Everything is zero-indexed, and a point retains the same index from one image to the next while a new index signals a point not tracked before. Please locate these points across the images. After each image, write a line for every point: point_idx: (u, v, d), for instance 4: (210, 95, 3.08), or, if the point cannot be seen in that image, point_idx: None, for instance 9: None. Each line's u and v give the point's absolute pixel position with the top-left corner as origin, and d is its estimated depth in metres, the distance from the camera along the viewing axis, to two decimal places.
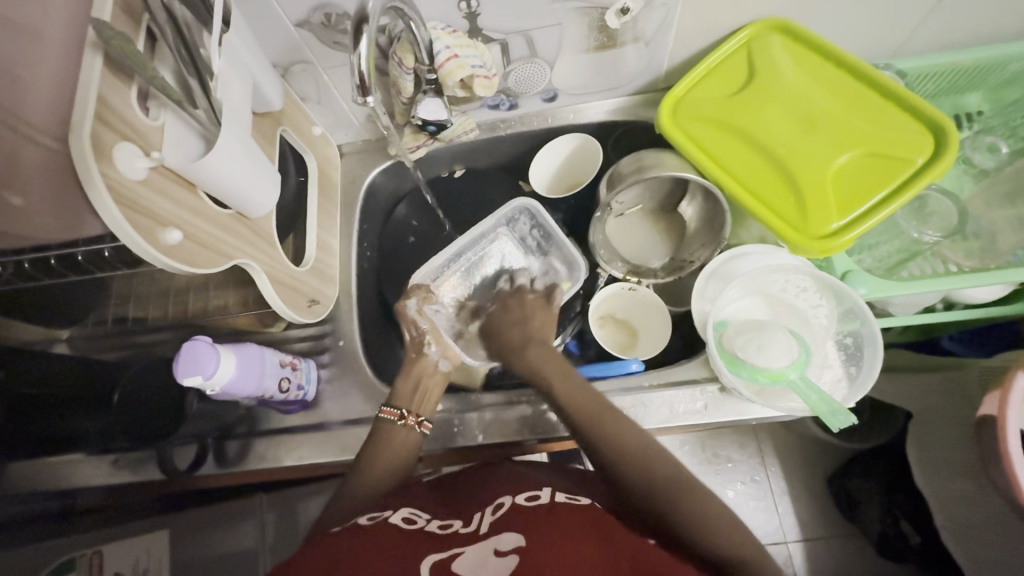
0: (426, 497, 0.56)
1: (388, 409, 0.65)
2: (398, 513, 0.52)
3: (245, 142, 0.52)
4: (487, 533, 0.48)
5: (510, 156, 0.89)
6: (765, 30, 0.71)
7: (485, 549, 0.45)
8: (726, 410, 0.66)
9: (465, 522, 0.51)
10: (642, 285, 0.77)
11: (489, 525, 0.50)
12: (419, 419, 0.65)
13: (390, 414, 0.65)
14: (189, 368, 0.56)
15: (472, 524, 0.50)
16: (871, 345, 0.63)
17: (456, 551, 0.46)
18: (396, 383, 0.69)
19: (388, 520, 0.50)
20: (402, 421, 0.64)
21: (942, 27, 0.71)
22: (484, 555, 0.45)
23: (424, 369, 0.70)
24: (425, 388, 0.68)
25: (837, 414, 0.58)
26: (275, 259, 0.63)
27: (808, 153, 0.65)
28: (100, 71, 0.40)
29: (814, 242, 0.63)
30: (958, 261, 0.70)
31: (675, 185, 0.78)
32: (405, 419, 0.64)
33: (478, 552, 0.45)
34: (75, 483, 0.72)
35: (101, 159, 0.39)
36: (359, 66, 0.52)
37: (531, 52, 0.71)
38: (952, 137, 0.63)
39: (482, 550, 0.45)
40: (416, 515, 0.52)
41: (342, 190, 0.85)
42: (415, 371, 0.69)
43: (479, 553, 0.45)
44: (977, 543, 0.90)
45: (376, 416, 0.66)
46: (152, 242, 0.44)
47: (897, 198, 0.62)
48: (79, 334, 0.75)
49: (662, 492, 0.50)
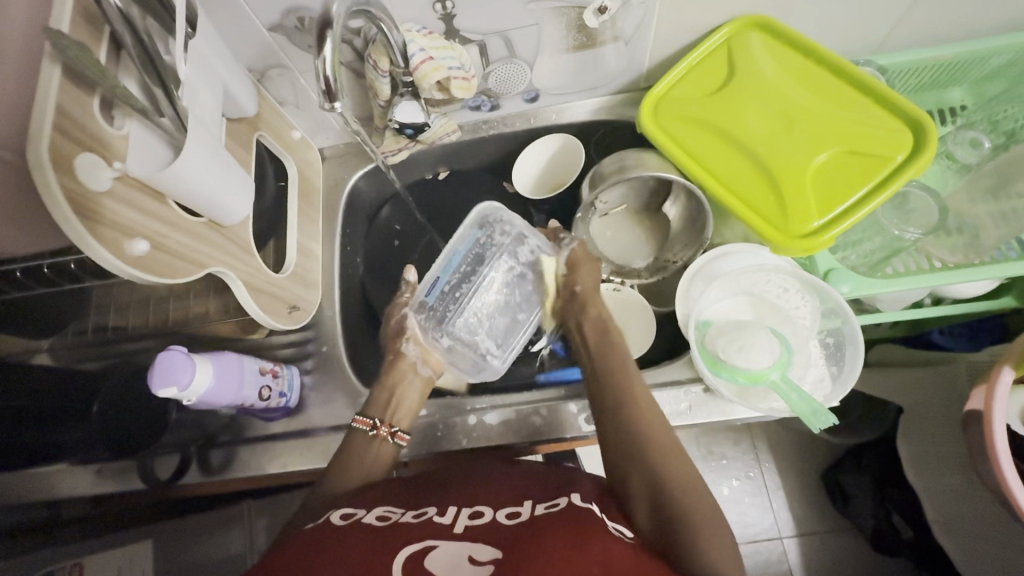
0: (407, 495, 0.57)
1: (361, 418, 0.65)
2: (374, 514, 0.52)
3: (216, 150, 0.51)
4: (465, 534, 0.49)
5: (493, 157, 0.89)
6: (744, 28, 0.70)
7: (462, 552, 0.47)
8: (710, 410, 0.66)
9: (440, 511, 0.52)
10: (625, 285, 0.78)
11: (464, 524, 0.51)
12: (393, 430, 0.65)
13: (363, 423, 0.64)
14: (164, 379, 0.55)
15: (447, 518, 0.51)
16: (853, 344, 0.63)
17: (429, 545, 0.47)
18: (373, 393, 0.69)
19: (364, 520, 0.51)
20: (374, 432, 0.64)
21: (922, 23, 0.71)
22: (459, 558, 0.46)
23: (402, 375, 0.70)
24: (399, 397, 0.68)
25: (817, 414, 0.57)
26: (252, 266, 0.62)
27: (788, 150, 0.65)
28: (58, 82, 0.39)
29: (795, 241, 0.62)
30: (942, 258, 0.70)
31: (658, 185, 0.78)
32: (376, 431, 0.64)
33: (456, 552, 0.47)
34: (59, 493, 0.71)
35: (61, 170, 0.39)
36: (324, 71, 0.51)
37: (509, 52, 0.71)
38: (930, 133, 0.63)
39: (457, 550, 0.47)
40: (391, 513, 0.53)
41: (325, 195, 0.85)
42: (392, 379, 0.69)
43: (455, 554, 0.46)
44: (968, 536, 0.90)
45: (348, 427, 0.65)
46: (118, 253, 0.43)
47: (878, 195, 0.61)
48: (60, 343, 0.74)
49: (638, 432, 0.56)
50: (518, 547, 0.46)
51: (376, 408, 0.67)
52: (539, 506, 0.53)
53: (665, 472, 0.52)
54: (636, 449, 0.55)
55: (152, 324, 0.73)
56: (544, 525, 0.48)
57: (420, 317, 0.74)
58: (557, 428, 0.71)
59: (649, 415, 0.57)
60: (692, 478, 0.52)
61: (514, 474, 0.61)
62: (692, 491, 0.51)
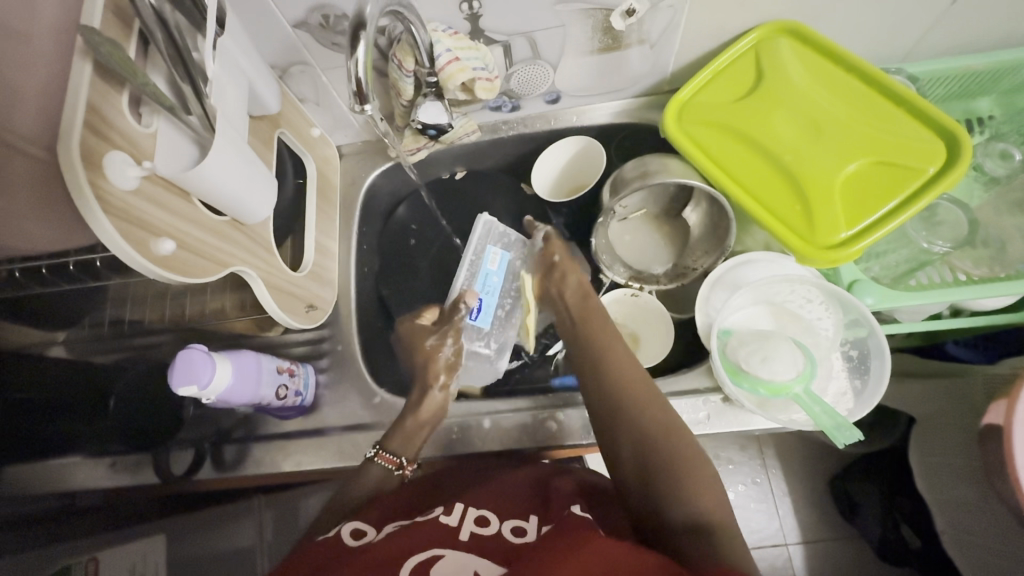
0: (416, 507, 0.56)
1: (386, 456, 0.62)
2: (385, 530, 0.51)
3: (240, 150, 0.51)
4: (471, 544, 0.49)
5: (511, 158, 0.88)
6: (773, 33, 0.69)
7: (468, 566, 0.46)
8: (729, 420, 0.66)
9: (446, 511, 0.53)
10: (644, 292, 0.77)
11: (469, 529, 0.51)
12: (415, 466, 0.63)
13: (388, 461, 0.61)
14: (184, 377, 0.55)
15: (453, 518, 0.52)
16: (878, 358, 0.62)
17: (437, 553, 0.47)
18: (399, 423, 0.65)
19: (375, 538, 0.50)
20: (399, 471, 0.62)
21: (954, 31, 0.70)
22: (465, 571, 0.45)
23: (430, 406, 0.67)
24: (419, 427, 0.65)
25: (841, 429, 0.57)
26: (272, 264, 0.62)
27: (817, 160, 0.64)
28: (89, 79, 0.39)
29: (821, 253, 0.61)
30: (966, 270, 0.68)
31: (679, 191, 0.77)
32: (402, 470, 0.62)
33: (463, 563, 0.46)
34: (75, 484, 0.71)
35: (90, 168, 0.38)
36: (356, 72, 0.51)
37: (534, 54, 0.70)
38: (963, 146, 0.62)
39: (464, 563, 0.46)
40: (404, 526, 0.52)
41: (342, 192, 0.84)
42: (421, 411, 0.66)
43: (463, 564, 0.46)
44: (977, 550, 0.89)
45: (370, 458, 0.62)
46: (143, 253, 0.43)
47: (907, 208, 0.61)
48: (75, 337, 0.72)
49: (609, 399, 0.56)
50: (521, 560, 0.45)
51: (396, 439, 0.64)
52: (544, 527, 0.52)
53: (644, 430, 0.53)
54: (616, 414, 0.55)
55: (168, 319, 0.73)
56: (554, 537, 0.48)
57: (473, 345, 0.76)
58: (572, 433, 0.70)
59: (624, 374, 0.58)
60: (675, 433, 0.52)
61: (529, 485, 0.60)
62: (679, 451, 0.51)
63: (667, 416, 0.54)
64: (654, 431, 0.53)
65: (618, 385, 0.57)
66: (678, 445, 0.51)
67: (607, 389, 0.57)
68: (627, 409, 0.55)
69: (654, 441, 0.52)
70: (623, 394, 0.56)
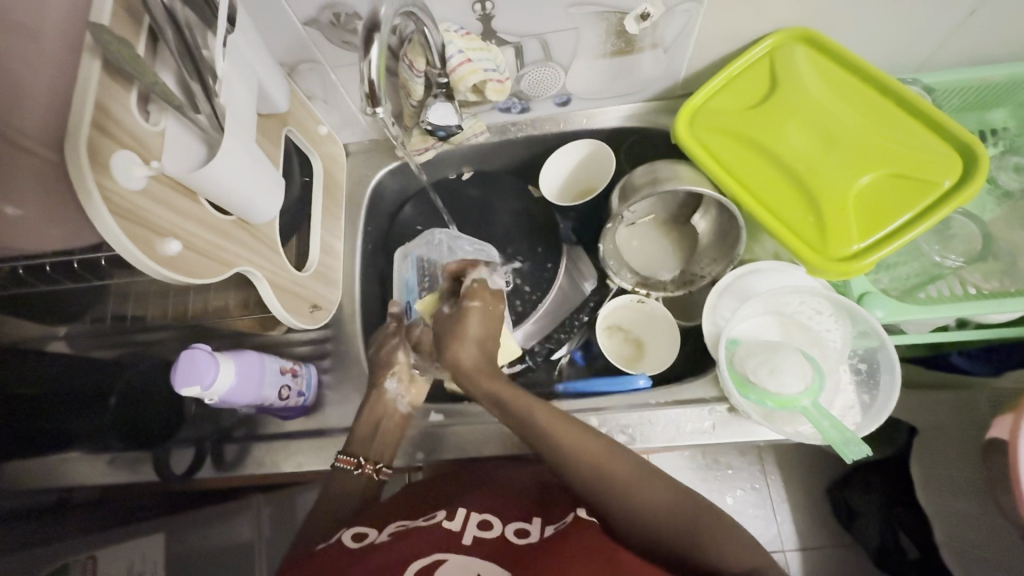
0: (417, 510, 0.58)
1: (344, 458, 0.66)
2: (386, 532, 0.53)
3: (249, 149, 0.50)
4: (475, 549, 0.49)
5: (518, 160, 0.87)
6: (789, 40, 0.68)
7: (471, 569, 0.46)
8: (734, 430, 0.65)
9: (448, 516, 0.53)
10: (650, 298, 0.76)
11: (472, 534, 0.51)
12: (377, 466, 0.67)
13: (348, 462, 0.66)
14: (187, 378, 0.54)
15: (456, 522, 0.52)
16: (888, 373, 0.62)
17: (440, 559, 0.47)
18: (355, 425, 0.68)
19: (377, 539, 0.51)
20: (359, 470, 0.66)
21: (972, 42, 0.69)
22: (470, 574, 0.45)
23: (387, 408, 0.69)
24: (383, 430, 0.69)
25: (850, 444, 0.56)
26: (277, 265, 0.61)
27: (830, 170, 0.63)
28: (98, 76, 0.38)
29: (833, 264, 0.61)
30: (977, 284, 0.67)
31: (688, 197, 0.77)
32: (363, 468, 0.66)
33: (466, 566, 0.46)
34: (72, 480, 0.72)
35: (97, 168, 0.37)
36: (368, 73, 0.50)
37: (545, 56, 0.69)
38: (980, 160, 0.61)
39: (469, 567, 0.46)
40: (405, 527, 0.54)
41: (348, 191, 0.83)
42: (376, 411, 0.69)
43: (466, 566, 0.46)
44: (976, 562, 0.89)
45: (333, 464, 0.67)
46: (149, 254, 0.42)
47: (922, 221, 0.60)
48: (78, 332, 0.71)
49: (585, 489, 0.51)
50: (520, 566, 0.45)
51: (360, 441, 0.67)
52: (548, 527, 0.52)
53: (631, 517, 0.49)
54: (605, 493, 0.50)
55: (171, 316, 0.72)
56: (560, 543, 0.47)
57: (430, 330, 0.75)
58: None
59: (595, 455, 0.52)
60: (675, 494, 0.50)
61: (530, 486, 0.60)
62: (695, 526, 0.47)
63: (655, 483, 0.50)
64: (648, 506, 0.49)
65: (578, 458, 0.52)
66: (695, 514, 0.48)
67: (575, 475, 0.52)
68: (610, 487, 0.50)
69: (663, 523, 0.48)
70: (603, 472, 0.51)
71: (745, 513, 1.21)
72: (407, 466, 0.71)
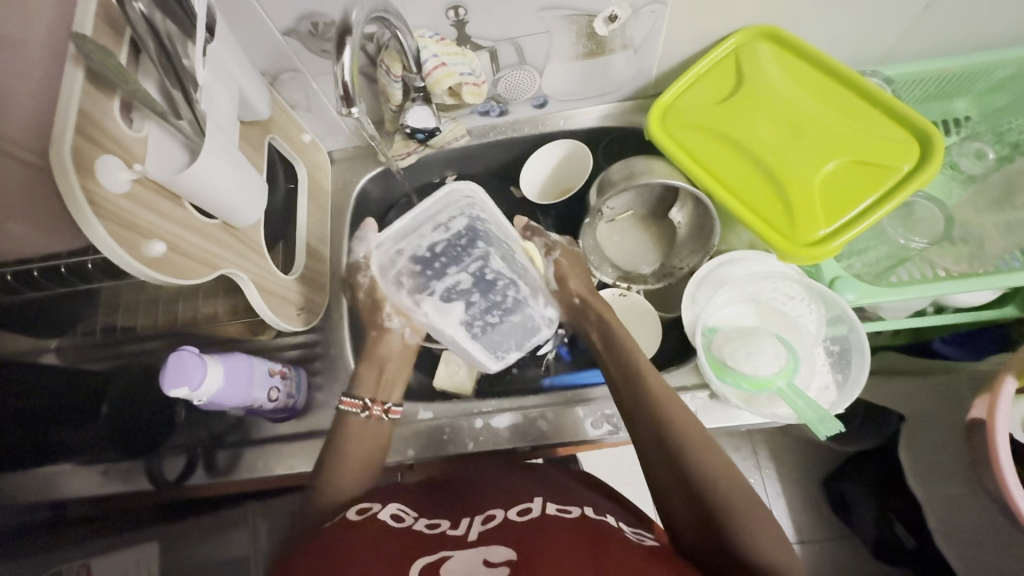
0: (421, 501, 0.57)
1: (349, 399, 0.64)
2: (388, 509, 0.53)
3: (231, 154, 0.52)
4: (478, 541, 0.49)
5: (500, 162, 0.89)
6: (754, 37, 0.71)
7: (477, 556, 0.46)
8: (717, 417, 0.67)
9: (453, 524, 0.52)
10: (632, 291, 0.78)
11: (477, 531, 0.50)
12: (385, 407, 0.65)
13: (353, 404, 0.64)
14: (175, 379, 0.55)
15: (461, 529, 0.51)
16: (859, 353, 0.64)
17: (444, 556, 0.47)
18: (360, 369, 0.69)
19: (378, 516, 0.52)
20: (365, 412, 0.64)
21: (928, 35, 0.72)
22: (475, 562, 0.46)
23: (389, 347, 0.69)
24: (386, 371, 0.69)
25: (824, 421, 0.58)
26: (263, 268, 0.63)
27: (796, 159, 0.66)
28: (81, 84, 0.40)
29: (802, 249, 0.63)
30: (946, 267, 0.70)
31: (664, 192, 0.79)
32: (369, 411, 0.64)
33: (469, 558, 0.46)
34: (67, 494, 0.70)
35: (82, 172, 0.39)
36: (342, 76, 0.52)
37: (520, 59, 0.71)
38: (938, 144, 0.64)
39: (472, 557, 0.46)
40: (405, 514, 0.54)
41: (333, 197, 0.85)
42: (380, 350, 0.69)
43: (469, 559, 0.46)
44: (970, 545, 0.90)
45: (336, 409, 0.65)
46: (134, 255, 0.43)
47: (884, 205, 0.62)
48: (68, 344, 0.73)
49: (673, 435, 0.54)
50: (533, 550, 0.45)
51: (365, 385, 0.67)
52: (550, 506, 0.53)
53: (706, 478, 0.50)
54: (674, 453, 0.52)
55: (160, 325, 0.72)
56: (560, 530, 0.48)
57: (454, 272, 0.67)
58: (563, 431, 0.71)
59: (680, 418, 0.55)
60: (728, 467, 0.51)
61: (527, 477, 0.61)
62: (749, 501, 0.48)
63: (704, 436, 0.53)
64: (711, 489, 0.49)
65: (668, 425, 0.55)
66: (749, 494, 0.49)
67: (662, 431, 0.54)
68: (690, 450, 0.52)
69: (722, 484, 0.49)
70: (681, 431, 0.54)
71: None
72: (398, 463, 0.72)
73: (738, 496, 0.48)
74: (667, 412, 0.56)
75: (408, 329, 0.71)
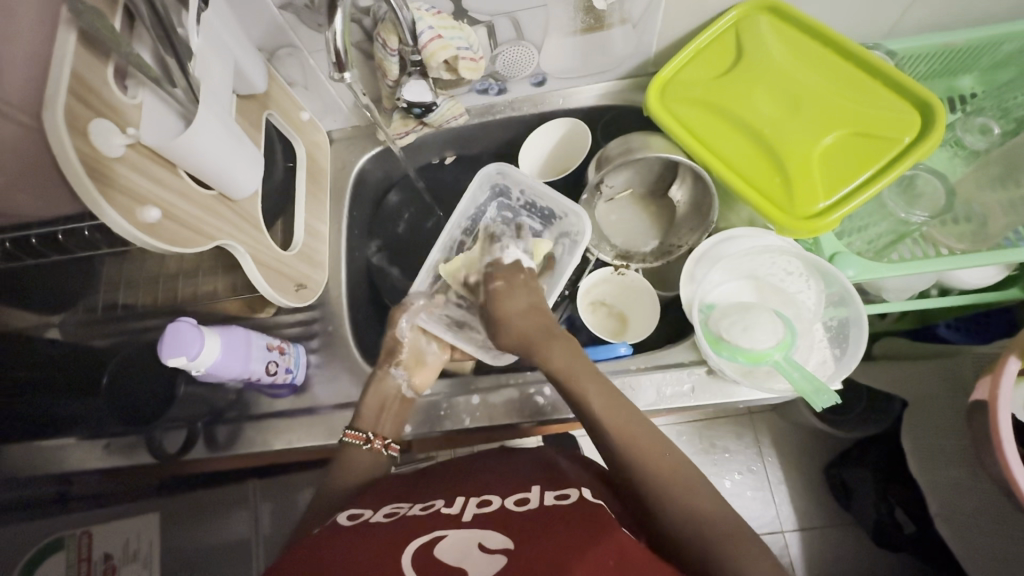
0: (415, 495, 0.56)
1: (352, 433, 0.65)
2: (381, 512, 0.52)
3: (226, 125, 0.52)
4: (472, 522, 0.49)
5: (499, 142, 0.89)
6: (754, 10, 0.70)
7: (471, 539, 0.46)
8: (713, 393, 0.66)
9: (447, 503, 0.52)
10: (630, 270, 0.77)
11: (472, 512, 0.50)
12: (385, 441, 0.66)
13: (355, 438, 0.65)
14: (173, 348, 0.56)
15: (455, 508, 0.51)
16: (857, 327, 0.63)
17: (439, 535, 0.47)
18: (361, 402, 0.68)
19: (371, 519, 0.51)
20: (368, 445, 0.65)
21: (933, 9, 0.71)
22: (469, 545, 0.45)
23: (388, 390, 0.69)
24: (387, 409, 0.68)
25: (820, 393, 0.58)
26: (260, 242, 0.63)
27: (795, 132, 0.65)
28: (74, 47, 0.40)
29: (800, 223, 0.62)
30: (949, 245, 0.70)
31: (664, 170, 0.78)
32: (371, 444, 0.65)
33: (465, 539, 0.46)
34: (70, 467, 0.71)
35: (75, 134, 0.39)
36: (335, 43, 0.52)
37: (517, 34, 0.71)
38: (939, 114, 0.63)
39: (466, 538, 0.46)
40: (400, 508, 0.53)
41: (332, 177, 0.85)
42: (379, 391, 0.69)
43: (466, 539, 0.46)
44: (971, 530, 0.88)
45: (340, 439, 0.66)
46: (129, 220, 0.44)
47: (882, 178, 0.62)
48: (71, 319, 0.72)
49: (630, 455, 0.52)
50: (530, 538, 0.45)
51: (367, 418, 0.67)
52: (547, 493, 0.52)
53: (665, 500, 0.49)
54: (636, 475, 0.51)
55: (160, 301, 0.73)
56: (558, 515, 0.47)
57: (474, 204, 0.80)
58: (560, 407, 0.71)
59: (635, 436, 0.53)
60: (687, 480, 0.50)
61: (527, 464, 0.60)
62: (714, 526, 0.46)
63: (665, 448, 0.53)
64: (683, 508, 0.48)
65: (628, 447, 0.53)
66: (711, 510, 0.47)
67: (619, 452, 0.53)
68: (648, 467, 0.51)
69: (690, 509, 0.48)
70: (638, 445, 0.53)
71: (744, 496, 1.21)
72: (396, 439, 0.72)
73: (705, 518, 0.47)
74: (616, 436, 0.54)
75: (407, 384, 0.70)
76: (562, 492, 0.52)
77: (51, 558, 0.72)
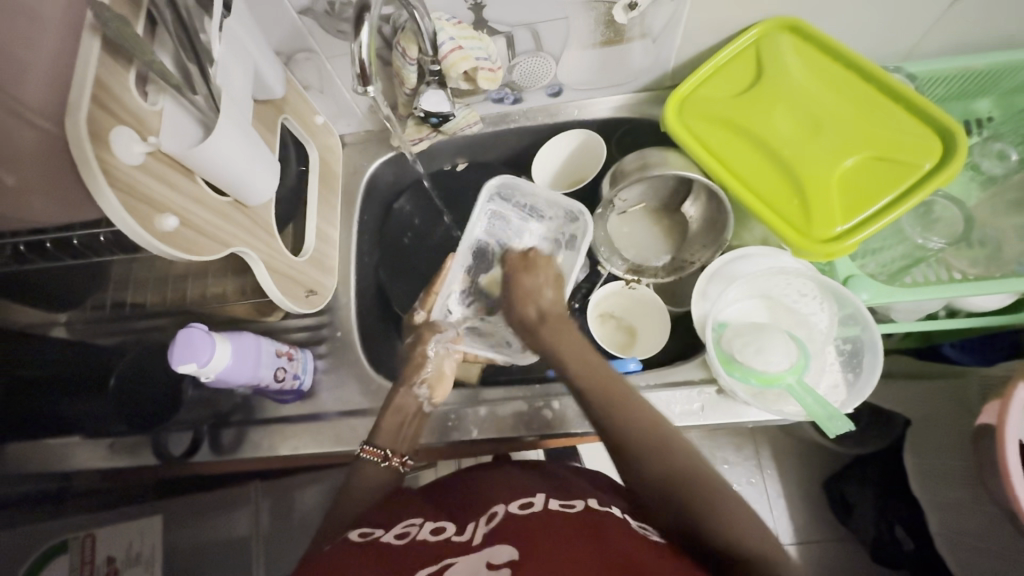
0: (427, 515, 0.56)
1: (369, 449, 0.64)
2: (392, 532, 0.52)
3: (245, 133, 0.51)
4: (483, 543, 0.47)
5: (512, 151, 0.89)
6: (775, 29, 0.70)
7: (480, 558, 0.45)
8: (723, 412, 0.66)
9: (458, 530, 0.51)
10: (642, 284, 0.77)
11: (482, 532, 0.49)
12: (402, 459, 0.65)
13: (372, 454, 0.64)
14: (183, 354, 0.56)
15: (465, 535, 0.50)
16: (872, 352, 0.63)
17: (448, 563, 0.46)
18: (379, 419, 0.67)
19: (382, 539, 0.51)
20: (384, 462, 0.64)
21: (953, 32, 0.70)
22: (478, 565, 0.44)
23: (407, 406, 0.68)
24: (407, 428, 0.67)
25: (834, 420, 0.57)
26: (273, 248, 0.62)
27: (814, 154, 0.65)
28: (97, 54, 0.40)
29: (817, 246, 0.62)
30: (962, 269, 0.70)
31: (678, 185, 0.78)
32: (388, 461, 0.64)
33: (474, 560, 0.45)
34: (71, 465, 0.70)
35: (97, 142, 0.39)
36: (360, 54, 0.53)
37: (536, 46, 0.70)
38: (961, 141, 0.63)
39: (475, 559, 0.45)
40: (412, 527, 0.53)
41: (343, 181, 0.85)
42: (397, 407, 0.68)
43: (473, 561, 0.45)
44: (975, 553, 0.88)
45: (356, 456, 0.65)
46: (148, 228, 0.43)
47: (902, 205, 0.61)
48: (77, 318, 0.73)
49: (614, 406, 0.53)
50: (537, 549, 0.44)
51: (385, 434, 0.66)
52: (553, 500, 0.52)
53: (647, 452, 0.50)
54: (618, 424, 0.52)
55: (169, 303, 0.71)
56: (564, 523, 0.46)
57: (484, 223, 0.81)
58: (567, 421, 0.70)
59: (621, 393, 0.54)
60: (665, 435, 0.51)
61: (536, 477, 0.59)
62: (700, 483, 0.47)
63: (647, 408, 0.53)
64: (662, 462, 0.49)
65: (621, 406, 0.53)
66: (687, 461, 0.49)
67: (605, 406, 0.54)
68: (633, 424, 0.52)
69: (669, 469, 0.48)
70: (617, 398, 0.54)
71: None
72: None
73: (682, 472, 0.48)
74: (605, 393, 0.55)
75: (427, 401, 0.70)
76: (570, 502, 0.51)
77: (54, 560, 0.74)
